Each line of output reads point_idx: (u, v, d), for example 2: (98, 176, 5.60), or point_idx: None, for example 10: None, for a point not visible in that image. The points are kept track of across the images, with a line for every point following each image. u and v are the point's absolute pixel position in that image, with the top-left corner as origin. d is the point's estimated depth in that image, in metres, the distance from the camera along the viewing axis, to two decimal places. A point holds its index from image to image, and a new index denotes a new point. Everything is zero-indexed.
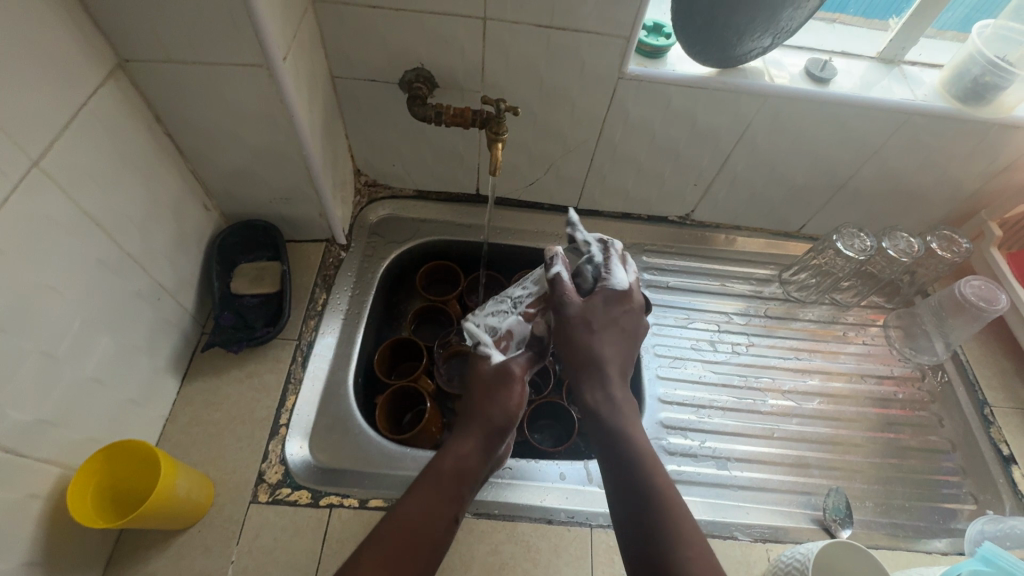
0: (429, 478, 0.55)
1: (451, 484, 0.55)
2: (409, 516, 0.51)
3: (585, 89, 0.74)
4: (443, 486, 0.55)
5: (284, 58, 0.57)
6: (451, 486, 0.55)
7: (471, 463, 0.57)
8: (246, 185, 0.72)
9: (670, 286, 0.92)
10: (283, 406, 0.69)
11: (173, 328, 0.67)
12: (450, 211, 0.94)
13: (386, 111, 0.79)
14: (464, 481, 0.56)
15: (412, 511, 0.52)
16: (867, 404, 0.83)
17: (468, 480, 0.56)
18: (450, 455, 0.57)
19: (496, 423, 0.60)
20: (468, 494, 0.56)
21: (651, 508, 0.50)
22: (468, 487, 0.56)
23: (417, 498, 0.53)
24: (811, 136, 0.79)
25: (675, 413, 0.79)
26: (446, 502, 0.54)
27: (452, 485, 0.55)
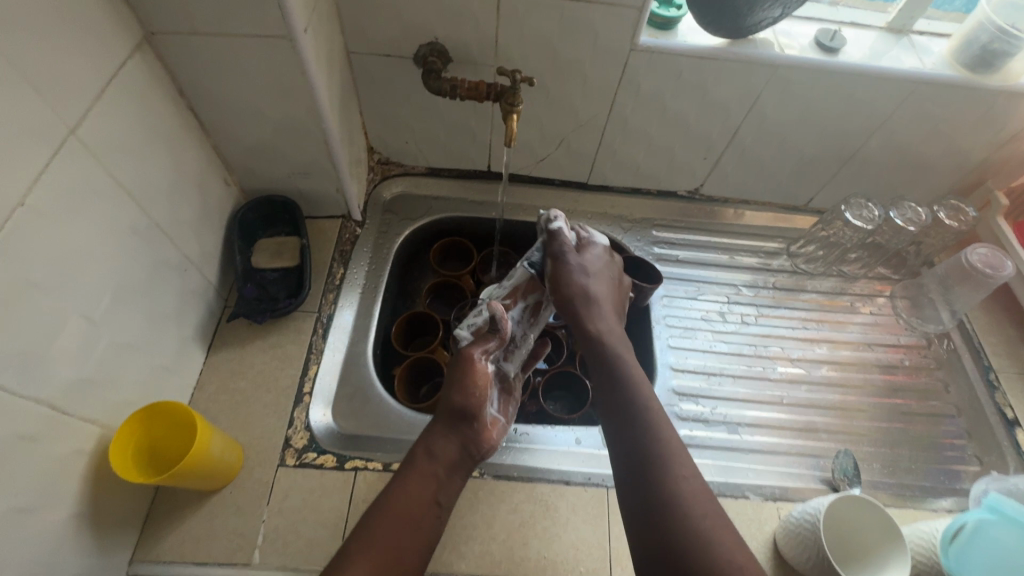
0: (421, 465, 0.57)
1: (428, 468, 0.58)
2: (406, 500, 0.54)
3: (597, 62, 0.75)
4: (432, 471, 0.57)
5: (305, 31, 0.58)
6: (429, 469, 0.58)
7: (445, 447, 0.60)
8: (266, 160, 0.73)
9: (679, 259, 0.93)
10: (306, 376, 0.71)
11: (199, 299, 0.68)
12: (462, 189, 0.95)
13: (400, 86, 0.80)
14: (454, 468, 0.59)
15: (412, 489, 0.55)
16: (874, 371, 0.85)
17: (445, 464, 0.59)
18: (437, 443, 0.60)
19: (459, 411, 0.61)
20: (458, 480, 0.59)
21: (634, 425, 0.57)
22: (445, 472, 0.59)
23: (411, 482, 0.56)
24: (821, 106, 0.80)
25: (687, 381, 0.80)
26: (435, 487, 0.57)
27: (440, 469, 0.58)
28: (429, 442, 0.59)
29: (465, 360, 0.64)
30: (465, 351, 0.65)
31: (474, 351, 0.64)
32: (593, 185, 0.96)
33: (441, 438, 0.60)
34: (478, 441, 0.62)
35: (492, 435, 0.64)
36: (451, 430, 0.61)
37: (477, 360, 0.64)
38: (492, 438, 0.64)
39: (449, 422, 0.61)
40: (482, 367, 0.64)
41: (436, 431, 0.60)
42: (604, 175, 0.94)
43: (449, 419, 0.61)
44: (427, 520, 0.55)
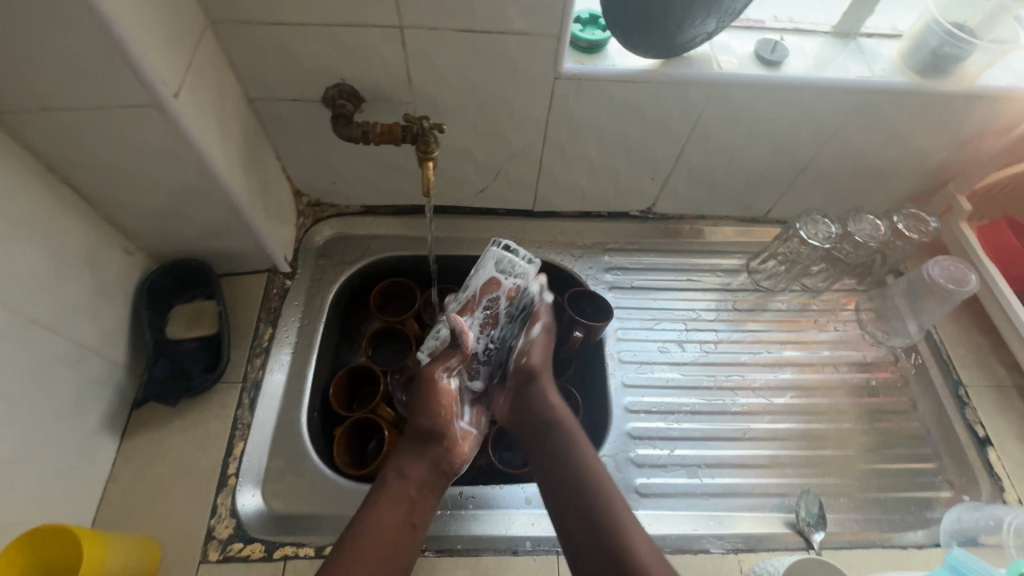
0: (394, 487, 0.61)
1: (400, 489, 0.62)
2: (379, 524, 0.58)
3: (521, 92, 0.69)
4: (405, 492, 0.62)
5: (176, 93, 0.52)
6: (401, 490, 0.62)
7: (415, 468, 0.64)
8: (168, 225, 0.67)
9: (634, 286, 0.89)
10: (231, 455, 0.66)
11: (104, 386, 0.63)
12: (401, 226, 0.89)
13: (315, 129, 0.74)
14: (427, 487, 0.64)
15: (384, 513, 0.59)
16: (841, 394, 0.81)
17: (416, 484, 0.63)
18: (408, 465, 0.64)
19: (425, 430, 0.66)
20: (431, 499, 0.63)
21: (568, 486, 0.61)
22: (418, 491, 0.63)
23: (383, 506, 0.60)
24: (766, 121, 0.75)
25: (643, 422, 0.76)
26: (409, 508, 0.61)
27: (414, 489, 0.62)
28: (400, 465, 0.64)
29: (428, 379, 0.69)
30: (428, 371, 0.69)
31: (436, 370, 0.69)
32: (540, 211, 0.91)
33: (409, 460, 0.64)
34: (450, 458, 0.67)
35: (464, 453, 0.68)
36: (421, 454, 0.66)
37: (439, 379, 0.69)
38: (465, 454, 0.69)
39: (419, 442, 0.66)
40: (445, 385, 0.69)
41: (406, 455, 0.65)
42: (550, 201, 0.89)
43: (417, 440, 0.66)
44: (403, 538, 0.59)
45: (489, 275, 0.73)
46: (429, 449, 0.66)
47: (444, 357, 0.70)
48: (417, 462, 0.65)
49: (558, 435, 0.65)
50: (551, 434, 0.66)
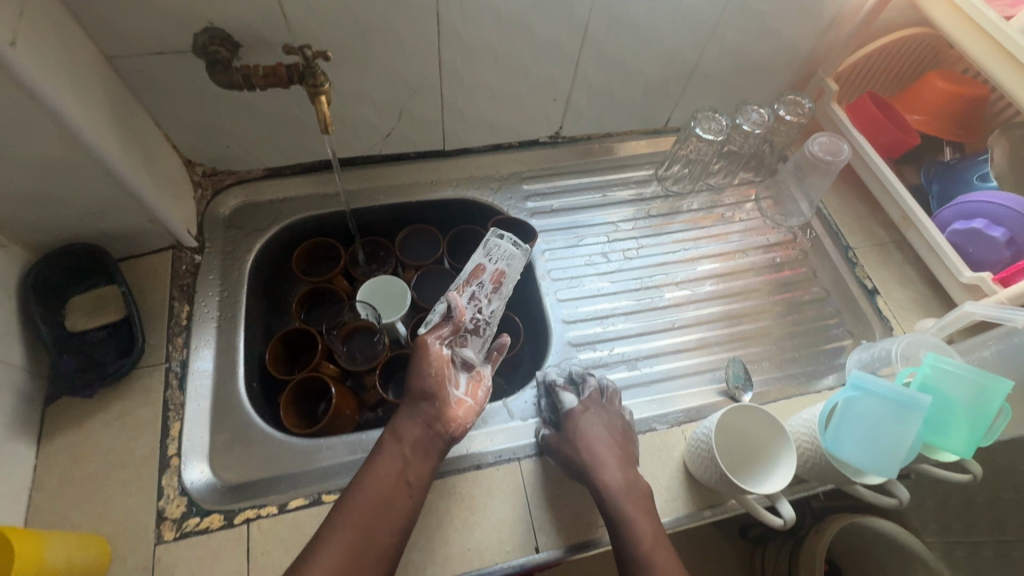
0: (386, 447, 0.60)
1: (393, 449, 0.60)
2: (370, 485, 0.57)
3: (406, 18, 0.67)
4: (397, 452, 0.60)
5: (12, 44, 0.47)
6: (394, 450, 0.60)
7: (409, 428, 0.61)
8: (41, 208, 0.61)
9: (555, 209, 0.91)
10: (168, 437, 0.63)
11: (2, 390, 0.58)
12: (311, 184, 0.86)
13: (192, 86, 0.68)
14: (424, 447, 0.61)
15: (378, 473, 0.58)
16: (753, 274, 0.88)
17: (410, 443, 0.60)
18: (402, 425, 0.62)
19: (418, 392, 0.64)
20: (428, 460, 0.60)
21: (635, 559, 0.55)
22: (412, 450, 0.60)
23: (378, 466, 0.58)
24: (650, 25, 0.77)
25: (582, 330, 0.80)
26: (402, 466, 0.59)
27: (408, 449, 0.60)
28: (394, 427, 0.62)
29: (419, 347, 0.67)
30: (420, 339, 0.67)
31: (428, 338, 0.67)
32: (452, 150, 0.90)
33: (404, 420, 0.62)
34: (445, 419, 0.63)
35: (461, 414, 0.64)
36: (415, 413, 0.63)
37: (431, 346, 0.66)
38: (464, 414, 0.64)
39: (410, 405, 0.64)
40: (436, 352, 0.66)
41: (401, 417, 0.63)
42: (459, 137, 0.88)
43: (413, 401, 0.64)
44: (396, 498, 0.57)
45: (477, 261, 0.76)
46: (420, 409, 0.63)
47: (437, 327, 0.69)
48: (412, 422, 0.62)
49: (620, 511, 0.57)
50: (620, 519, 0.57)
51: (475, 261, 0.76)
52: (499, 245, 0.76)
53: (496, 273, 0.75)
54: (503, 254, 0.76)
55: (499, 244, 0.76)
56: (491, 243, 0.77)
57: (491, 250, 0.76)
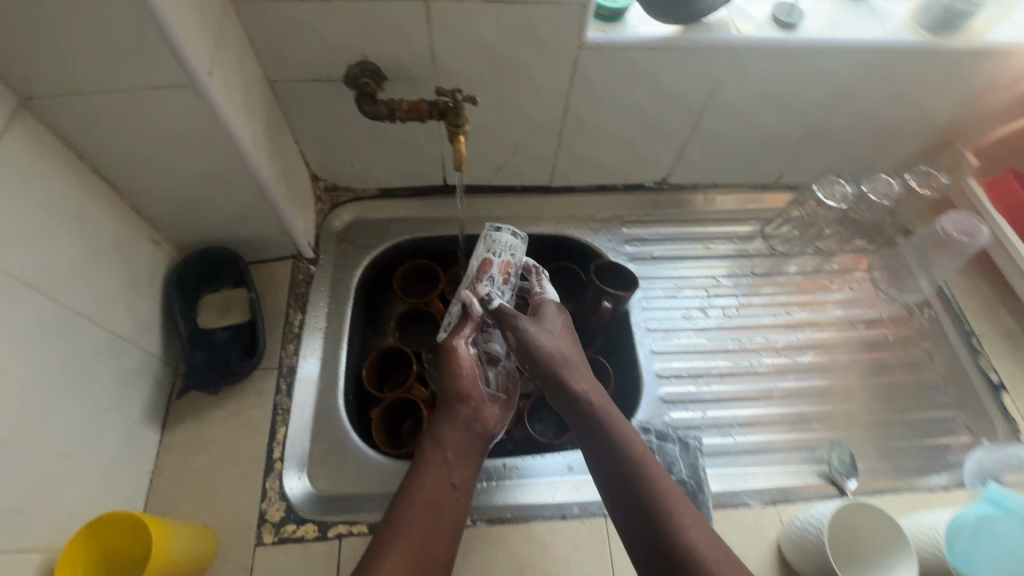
0: (431, 453, 0.60)
1: (436, 454, 0.60)
2: (420, 490, 0.57)
3: (545, 64, 0.68)
4: (441, 456, 0.60)
5: (210, 73, 0.51)
6: (437, 455, 0.60)
7: (450, 432, 0.62)
8: (194, 214, 0.66)
9: (654, 256, 0.90)
10: (274, 440, 0.66)
11: (142, 378, 0.62)
12: (419, 207, 0.89)
13: (334, 111, 0.73)
14: (464, 450, 0.62)
15: (424, 476, 0.58)
16: (858, 349, 0.84)
17: (452, 447, 0.61)
18: (442, 430, 0.63)
19: (451, 396, 0.65)
20: (471, 463, 0.61)
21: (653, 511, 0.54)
22: (454, 454, 0.61)
23: (424, 471, 0.59)
24: (783, 85, 0.75)
25: (675, 386, 0.78)
26: (447, 471, 0.59)
27: (450, 453, 0.61)
28: (434, 433, 0.62)
29: (447, 350, 0.67)
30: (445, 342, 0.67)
31: (454, 340, 0.67)
32: (557, 186, 0.91)
33: (444, 425, 0.63)
34: (481, 420, 0.65)
35: (492, 415, 0.67)
36: (452, 417, 0.64)
37: (459, 348, 0.67)
38: (495, 414, 0.67)
39: (446, 409, 0.64)
40: (463, 353, 0.67)
41: (437, 424, 0.64)
42: (567, 175, 0.89)
43: (447, 406, 0.65)
44: (447, 498, 0.57)
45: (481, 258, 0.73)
46: (456, 413, 0.64)
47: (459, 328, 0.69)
48: (451, 426, 0.63)
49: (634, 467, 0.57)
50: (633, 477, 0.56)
51: (483, 257, 0.73)
52: (501, 238, 0.73)
53: (503, 266, 0.72)
54: (504, 247, 0.73)
55: (505, 241, 0.73)
56: (493, 238, 0.74)
57: (495, 245, 0.73)
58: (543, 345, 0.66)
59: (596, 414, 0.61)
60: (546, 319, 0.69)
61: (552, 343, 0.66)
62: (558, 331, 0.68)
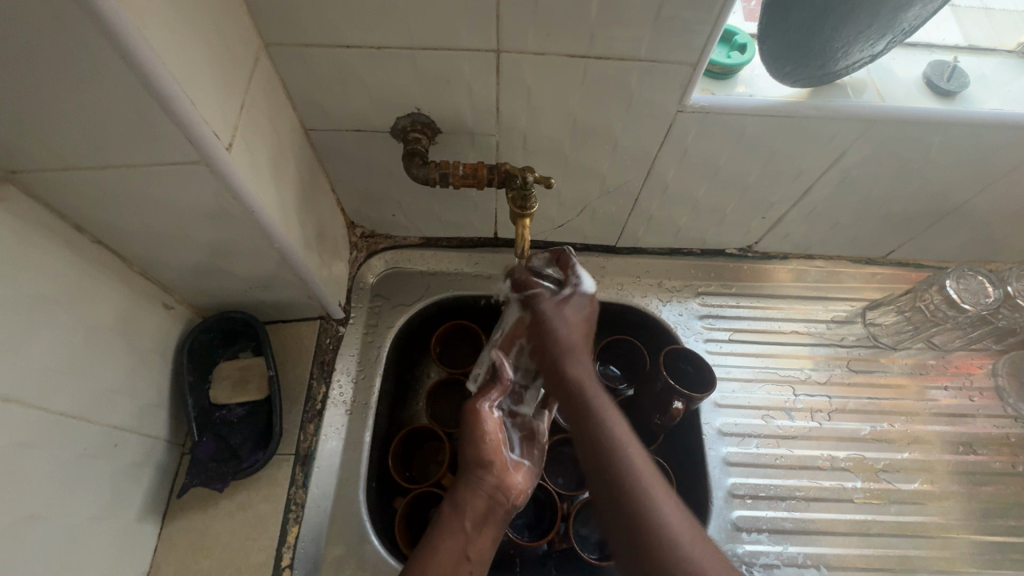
0: (448, 521, 0.52)
1: (454, 522, 0.52)
2: (437, 562, 0.49)
3: (632, 127, 0.57)
4: (459, 526, 0.52)
5: (229, 146, 0.42)
6: (454, 524, 0.52)
7: (472, 499, 0.54)
8: (211, 280, 0.57)
9: (731, 339, 0.77)
10: (285, 543, 0.58)
11: (142, 467, 0.55)
12: (465, 260, 0.78)
13: (377, 162, 0.63)
14: (485, 520, 0.54)
15: (442, 541, 0.51)
16: (974, 480, 0.70)
17: (472, 518, 0.53)
18: (463, 495, 0.54)
19: (474, 459, 0.57)
20: (490, 537, 0.53)
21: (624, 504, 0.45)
22: (474, 526, 0.53)
23: (439, 542, 0.51)
24: (923, 161, 0.61)
25: (750, 510, 0.66)
26: (465, 544, 0.52)
27: (469, 523, 0.53)
28: (454, 498, 0.54)
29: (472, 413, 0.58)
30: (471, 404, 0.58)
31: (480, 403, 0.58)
32: (623, 248, 0.79)
33: (464, 489, 0.54)
34: (506, 490, 0.56)
35: (521, 482, 0.58)
36: (473, 484, 0.55)
37: (484, 412, 0.58)
38: (520, 483, 0.58)
39: (475, 475, 0.56)
40: (490, 420, 0.58)
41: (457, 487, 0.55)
42: (637, 238, 0.76)
43: (468, 470, 0.56)
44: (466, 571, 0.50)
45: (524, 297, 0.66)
46: (483, 481, 0.55)
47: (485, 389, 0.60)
48: (474, 493, 0.54)
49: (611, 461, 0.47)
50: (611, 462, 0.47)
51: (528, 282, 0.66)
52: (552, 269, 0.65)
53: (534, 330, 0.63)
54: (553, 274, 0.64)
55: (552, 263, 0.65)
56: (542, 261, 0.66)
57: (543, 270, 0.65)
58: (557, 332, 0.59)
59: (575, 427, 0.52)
60: (569, 310, 0.61)
61: (569, 332, 0.59)
62: (574, 322, 0.60)
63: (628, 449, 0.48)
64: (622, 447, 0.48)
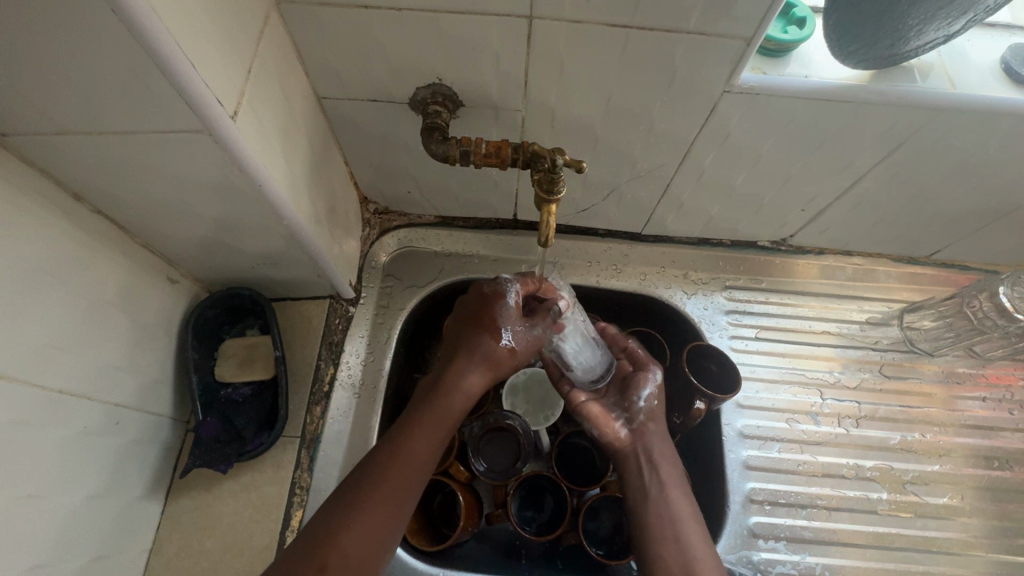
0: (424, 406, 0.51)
1: (426, 404, 0.51)
2: (394, 452, 0.47)
3: (671, 108, 0.52)
4: (429, 412, 0.50)
5: (233, 115, 0.39)
6: (426, 405, 0.51)
7: (454, 381, 0.52)
8: (218, 255, 0.55)
9: (758, 337, 0.73)
10: (288, 527, 0.56)
11: (144, 445, 0.54)
12: (481, 242, 0.74)
13: (393, 135, 0.59)
14: (445, 415, 0.51)
15: (400, 454, 0.47)
16: (1006, 497, 0.67)
17: (444, 402, 0.51)
18: (447, 376, 0.52)
19: (472, 344, 0.53)
20: (448, 425, 0.51)
21: (661, 526, 0.52)
22: (443, 415, 0.51)
23: (411, 426, 0.49)
24: (988, 156, 0.56)
25: (768, 517, 0.63)
26: (430, 430, 0.49)
27: (433, 412, 0.50)
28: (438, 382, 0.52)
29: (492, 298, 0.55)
30: (495, 292, 0.55)
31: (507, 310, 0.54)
32: (649, 235, 0.74)
33: (452, 373, 0.52)
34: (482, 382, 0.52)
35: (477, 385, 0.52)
36: (462, 367, 0.52)
37: (504, 312, 0.53)
38: (485, 379, 0.53)
39: (452, 377, 0.52)
40: (501, 320, 0.53)
41: (447, 369, 0.53)
42: (665, 226, 0.72)
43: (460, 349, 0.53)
44: (407, 486, 0.47)
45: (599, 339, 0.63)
46: (449, 385, 0.51)
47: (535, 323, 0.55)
48: (461, 376, 0.52)
49: (660, 492, 0.54)
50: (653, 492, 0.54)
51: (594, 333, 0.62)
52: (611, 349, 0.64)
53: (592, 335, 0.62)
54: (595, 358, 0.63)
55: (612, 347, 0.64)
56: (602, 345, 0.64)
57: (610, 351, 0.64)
58: (656, 431, 0.58)
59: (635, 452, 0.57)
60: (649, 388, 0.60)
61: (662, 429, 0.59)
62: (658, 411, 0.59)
63: (689, 527, 0.52)
64: (682, 521, 0.52)
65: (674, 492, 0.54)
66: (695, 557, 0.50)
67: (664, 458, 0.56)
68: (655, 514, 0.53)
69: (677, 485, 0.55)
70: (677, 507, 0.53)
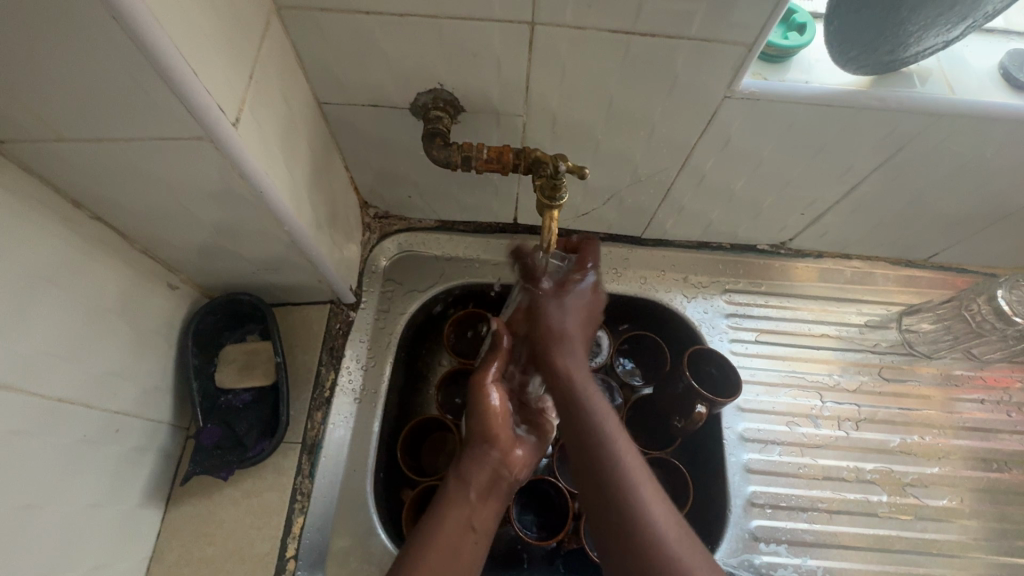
0: (452, 498, 0.52)
1: (456, 496, 0.52)
2: (437, 536, 0.48)
3: (672, 113, 0.52)
4: (463, 499, 0.52)
5: (234, 122, 0.39)
6: (457, 497, 0.52)
7: (473, 469, 0.54)
8: (219, 261, 0.54)
9: (757, 340, 0.73)
10: (289, 534, 0.56)
11: (145, 453, 0.53)
12: (481, 246, 0.74)
13: (393, 140, 0.59)
14: (488, 492, 0.54)
15: (445, 531, 0.49)
16: (1005, 499, 0.67)
17: (475, 489, 0.53)
18: (465, 469, 0.54)
19: (479, 433, 0.55)
20: (491, 504, 0.54)
21: (610, 505, 0.43)
22: (478, 496, 0.53)
23: (442, 512, 0.50)
24: (986, 160, 0.56)
25: (769, 520, 0.63)
26: (468, 514, 0.51)
27: (472, 494, 0.53)
28: (455, 475, 0.54)
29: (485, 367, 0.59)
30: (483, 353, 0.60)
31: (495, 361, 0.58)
32: (649, 239, 0.74)
33: (470, 464, 0.54)
34: (509, 461, 0.56)
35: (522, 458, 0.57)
36: (474, 458, 0.55)
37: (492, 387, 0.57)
38: (522, 456, 0.57)
39: (466, 462, 0.54)
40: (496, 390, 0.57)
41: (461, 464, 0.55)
42: (665, 229, 0.72)
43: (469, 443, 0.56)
44: (469, 553, 0.49)
45: None
46: (471, 471, 0.54)
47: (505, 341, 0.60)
48: (475, 465, 0.54)
49: (593, 455, 0.45)
50: (581, 442, 0.46)
51: None
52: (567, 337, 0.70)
53: None
54: None
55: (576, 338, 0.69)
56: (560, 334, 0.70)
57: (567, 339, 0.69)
58: (570, 326, 0.52)
59: (558, 398, 0.49)
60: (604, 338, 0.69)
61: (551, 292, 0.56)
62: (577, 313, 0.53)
63: (640, 493, 0.43)
64: (631, 489, 0.44)
65: (614, 441, 0.46)
66: (651, 520, 0.42)
67: (583, 373, 0.50)
68: (602, 486, 0.44)
69: (609, 428, 0.46)
70: (613, 466, 0.44)
